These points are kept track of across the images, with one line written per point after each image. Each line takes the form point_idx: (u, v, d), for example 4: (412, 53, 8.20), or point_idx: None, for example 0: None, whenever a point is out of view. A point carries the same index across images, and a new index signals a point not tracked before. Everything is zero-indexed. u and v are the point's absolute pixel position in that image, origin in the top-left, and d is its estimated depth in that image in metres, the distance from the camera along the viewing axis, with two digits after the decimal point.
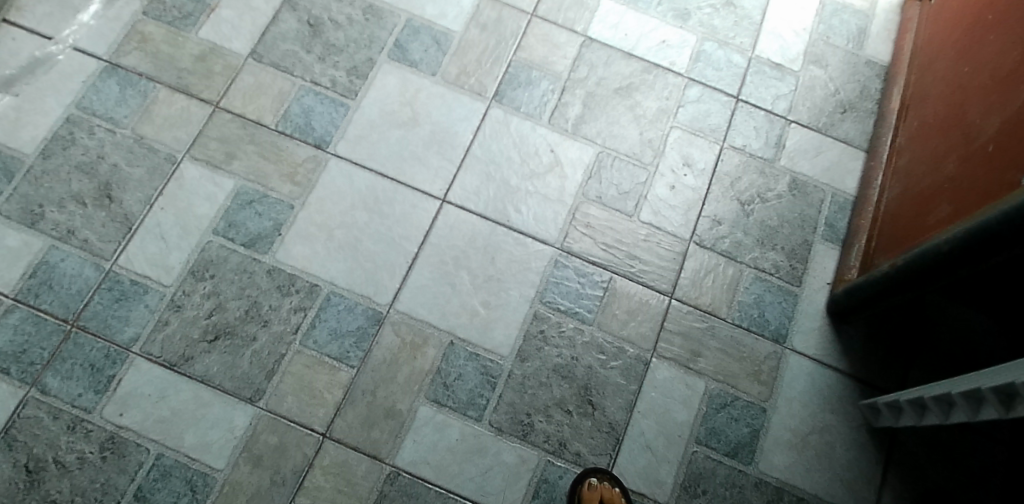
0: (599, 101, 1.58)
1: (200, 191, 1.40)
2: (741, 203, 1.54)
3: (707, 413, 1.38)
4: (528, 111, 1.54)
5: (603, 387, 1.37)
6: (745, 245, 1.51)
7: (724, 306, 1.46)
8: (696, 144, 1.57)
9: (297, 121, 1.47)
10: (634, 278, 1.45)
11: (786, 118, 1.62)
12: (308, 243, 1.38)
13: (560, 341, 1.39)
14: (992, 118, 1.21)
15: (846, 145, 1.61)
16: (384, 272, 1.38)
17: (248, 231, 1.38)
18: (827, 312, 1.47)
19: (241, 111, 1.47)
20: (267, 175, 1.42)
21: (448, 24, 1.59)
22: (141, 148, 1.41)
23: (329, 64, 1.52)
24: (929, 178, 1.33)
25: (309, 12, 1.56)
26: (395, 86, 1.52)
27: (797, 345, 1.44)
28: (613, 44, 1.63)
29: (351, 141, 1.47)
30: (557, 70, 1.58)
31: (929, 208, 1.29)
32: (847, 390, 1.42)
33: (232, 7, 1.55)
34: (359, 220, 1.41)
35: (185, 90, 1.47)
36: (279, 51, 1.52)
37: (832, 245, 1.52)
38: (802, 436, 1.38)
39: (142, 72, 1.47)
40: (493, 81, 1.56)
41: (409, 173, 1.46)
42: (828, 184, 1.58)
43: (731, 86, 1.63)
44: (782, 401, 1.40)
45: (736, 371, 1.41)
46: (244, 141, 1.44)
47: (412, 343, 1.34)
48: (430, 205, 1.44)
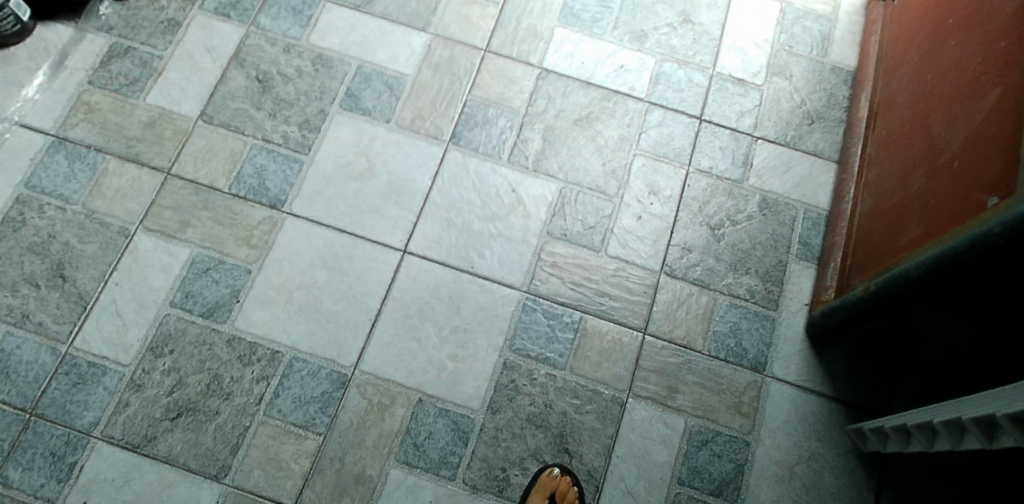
0: (559, 134, 1.54)
1: (156, 263, 1.38)
2: (711, 227, 1.49)
3: (688, 451, 1.34)
4: (486, 151, 1.51)
5: (580, 432, 1.33)
6: (718, 272, 1.46)
7: (699, 338, 1.42)
8: (660, 170, 1.53)
9: (250, 182, 1.44)
10: (604, 316, 1.41)
11: (752, 135, 1.58)
12: (267, 309, 1.36)
13: (533, 389, 1.35)
14: (955, 131, 1.16)
15: (816, 158, 1.57)
16: (347, 332, 1.36)
17: (206, 300, 1.36)
18: (806, 335, 1.42)
19: (194, 177, 1.44)
20: (223, 240, 1.40)
21: (400, 68, 1.56)
22: (92, 224, 1.39)
23: (280, 120, 1.49)
24: (898, 194, 1.28)
25: (258, 67, 1.53)
26: (349, 136, 1.49)
27: (777, 372, 1.40)
28: (570, 73, 1.59)
29: (306, 198, 1.44)
30: (514, 106, 1.55)
31: (899, 226, 1.24)
32: (833, 415, 1.37)
33: (178, 69, 1.52)
34: (319, 280, 1.39)
35: (135, 160, 1.44)
36: (229, 110, 1.49)
37: (808, 263, 1.48)
38: (788, 468, 1.34)
39: (91, 144, 1.45)
40: (448, 122, 1.52)
41: (368, 227, 1.43)
42: (800, 201, 1.53)
43: (694, 107, 1.59)
44: (766, 432, 1.36)
45: (716, 405, 1.37)
46: (198, 208, 1.42)
47: (379, 404, 1.32)
48: (390, 258, 1.41)
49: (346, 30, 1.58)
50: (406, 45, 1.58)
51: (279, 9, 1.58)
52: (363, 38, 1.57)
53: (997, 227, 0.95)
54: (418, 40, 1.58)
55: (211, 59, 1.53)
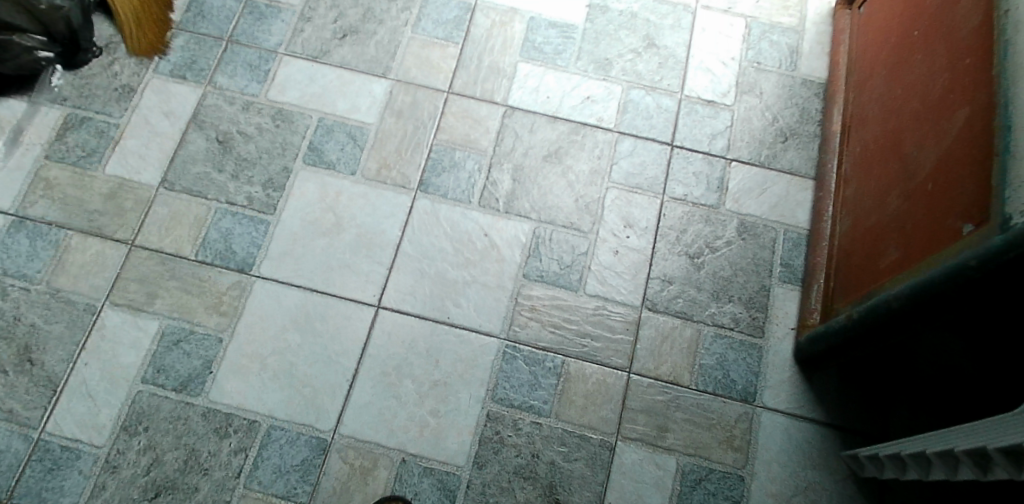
0: (529, 172, 1.50)
1: (125, 338, 1.35)
2: (690, 256, 1.46)
3: (682, 491, 1.31)
4: (456, 196, 1.48)
5: (569, 481, 1.30)
6: (701, 302, 1.42)
7: (686, 372, 1.38)
8: (635, 202, 1.49)
9: (217, 247, 1.42)
10: (587, 357, 1.38)
11: (726, 157, 1.54)
12: (241, 377, 1.34)
13: (518, 439, 1.32)
14: (927, 151, 1.12)
15: (793, 176, 1.53)
16: (325, 395, 1.33)
17: (178, 374, 1.33)
18: (794, 361, 1.39)
19: (158, 246, 1.42)
20: (192, 310, 1.38)
21: (362, 117, 1.53)
22: (57, 303, 1.37)
23: (243, 180, 1.47)
24: (876, 215, 1.25)
25: (217, 127, 1.52)
26: (314, 192, 1.47)
27: (768, 401, 1.36)
28: (536, 108, 1.56)
29: (274, 259, 1.42)
30: (481, 147, 1.52)
31: (879, 249, 1.20)
32: (827, 442, 1.34)
33: (137, 136, 1.50)
34: (292, 344, 1.36)
35: (98, 233, 1.43)
36: (191, 174, 1.48)
37: (792, 286, 1.44)
38: (786, 501, 1.30)
39: (51, 220, 1.43)
40: (415, 169, 1.49)
41: (340, 284, 1.41)
42: (780, 222, 1.49)
43: (665, 133, 1.56)
44: (760, 465, 1.32)
45: (707, 440, 1.34)
46: (164, 278, 1.40)
47: (362, 467, 1.29)
48: (364, 314, 1.38)
49: (305, 83, 1.56)
50: (367, 93, 1.56)
51: (234, 67, 1.57)
52: (322, 89, 1.56)
53: (971, 261, 0.91)
54: (379, 87, 1.56)
55: (168, 123, 1.52)
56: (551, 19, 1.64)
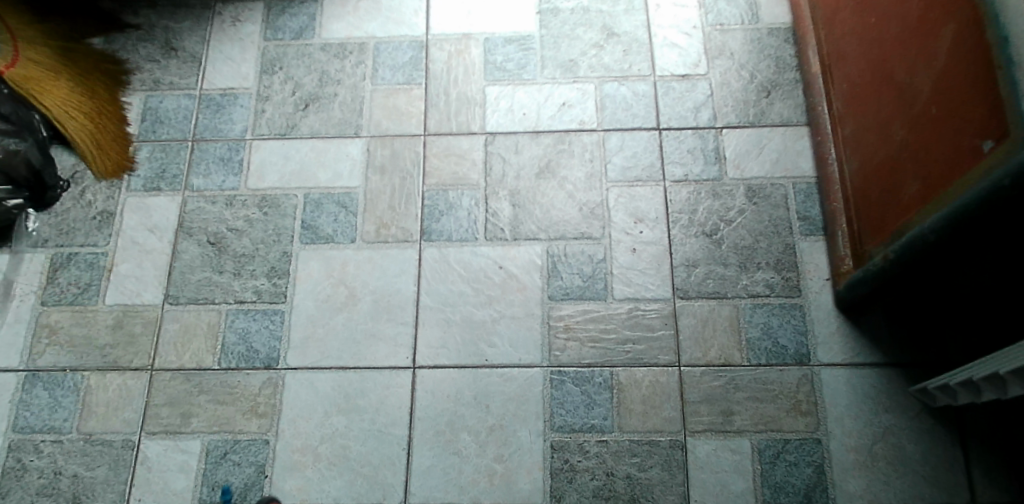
0: (526, 194, 1.48)
1: (171, 464, 1.32)
2: (707, 235, 1.43)
3: (764, 470, 1.27)
4: (461, 237, 1.45)
5: (650, 491, 1.27)
6: (730, 277, 1.40)
7: (735, 351, 1.35)
8: (638, 195, 1.47)
9: (237, 350, 1.39)
10: (634, 362, 1.35)
11: (714, 126, 1.52)
12: (298, 473, 1.30)
13: (589, 462, 1.29)
14: (920, 75, 1.10)
15: (786, 128, 1.51)
16: (385, 469, 1.30)
17: (233, 486, 1.30)
18: (838, 311, 1.36)
19: (180, 364, 1.39)
20: (231, 418, 1.34)
21: (347, 182, 1.50)
22: (93, 447, 1.33)
23: (245, 276, 1.44)
24: (885, 148, 1.22)
25: (206, 230, 1.48)
26: (319, 270, 1.44)
27: (823, 357, 1.34)
28: (516, 128, 1.53)
29: (298, 347, 1.38)
30: (472, 181, 1.49)
31: (898, 183, 1.18)
32: (893, 382, 1.31)
33: (128, 259, 1.47)
34: (339, 427, 1.33)
35: (116, 366, 1.39)
36: (192, 283, 1.44)
37: (816, 237, 1.42)
38: (869, 452, 1.27)
39: (65, 365, 1.39)
40: (414, 220, 1.46)
41: (370, 354, 1.37)
42: (785, 177, 1.47)
43: (649, 119, 1.53)
44: (834, 423, 1.29)
45: (775, 413, 1.31)
46: (194, 394, 1.36)
47: None
48: (402, 379, 1.35)
49: (281, 162, 1.53)
50: (345, 156, 1.52)
51: (206, 165, 1.54)
52: (299, 165, 1.52)
53: (1004, 178, 0.88)
54: (355, 147, 1.53)
55: (156, 238, 1.48)
56: (506, 35, 1.62)
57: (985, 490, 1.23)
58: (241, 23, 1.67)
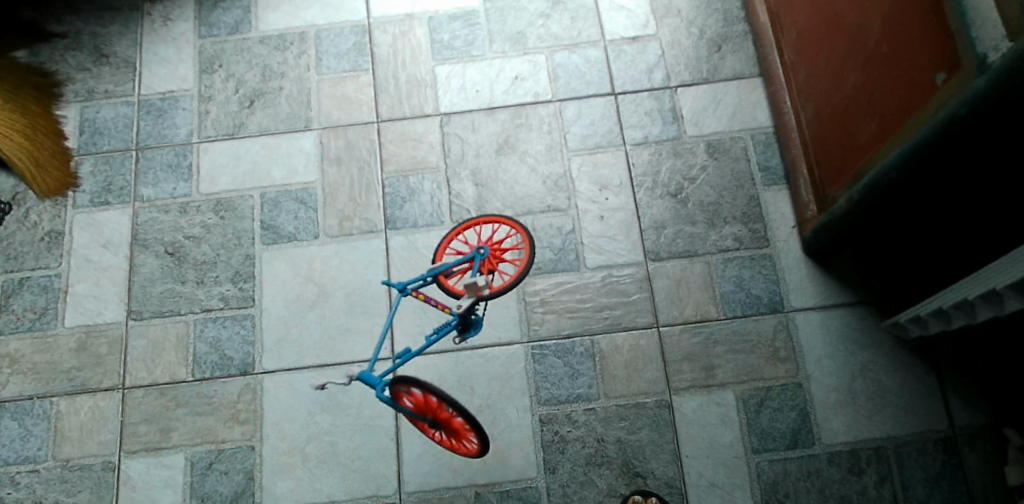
0: (488, 172, 1.46)
1: (156, 481, 1.29)
2: (672, 195, 1.44)
3: (749, 419, 1.30)
4: (427, 222, 1.42)
5: (641, 452, 1.28)
6: (699, 235, 1.41)
7: (711, 307, 1.36)
8: (601, 162, 1.46)
9: (211, 359, 1.35)
10: (613, 328, 1.35)
11: (669, 86, 1.51)
12: (288, 476, 1.29)
13: (579, 432, 1.30)
14: (868, 16, 1.11)
15: (739, 81, 1.51)
16: (376, 461, 1.29)
17: (223, 496, 1.28)
18: (807, 257, 1.38)
19: (152, 379, 1.34)
20: (212, 428, 1.31)
21: (303, 177, 1.46)
22: (71, 473, 1.29)
23: (210, 283, 1.40)
24: (838, 92, 1.24)
25: (162, 240, 1.43)
26: (286, 270, 1.40)
27: (796, 303, 1.36)
28: (471, 106, 1.50)
29: (273, 350, 1.35)
30: (432, 164, 1.46)
31: (854, 124, 1.20)
32: (865, 320, 1.34)
33: (84, 278, 1.41)
34: (325, 425, 1.31)
35: (85, 389, 1.34)
36: (155, 296, 1.39)
37: (778, 186, 1.43)
38: (848, 390, 1.31)
39: (31, 393, 1.34)
40: (377, 210, 1.43)
41: (347, 349, 1.35)
42: (743, 129, 1.48)
43: (603, 85, 1.52)
44: (813, 365, 1.32)
45: (755, 362, 1.33)
46: (171, 408, 1.33)
47: None
48: (383, 369, 1.34)
49: (232, 163, 1.48)
50: (299, 151, 1.48)
51: (155, 173, 1.48)
52: (252, 164, 1.48)
53: (960, 108, 0.90)
54: (308, 141, 1.49)
55: (110, 253, 1.42)
56: (450, 12, 1.58)
57: (961, 414, 1.28)
58: (173, 22, 1.60)
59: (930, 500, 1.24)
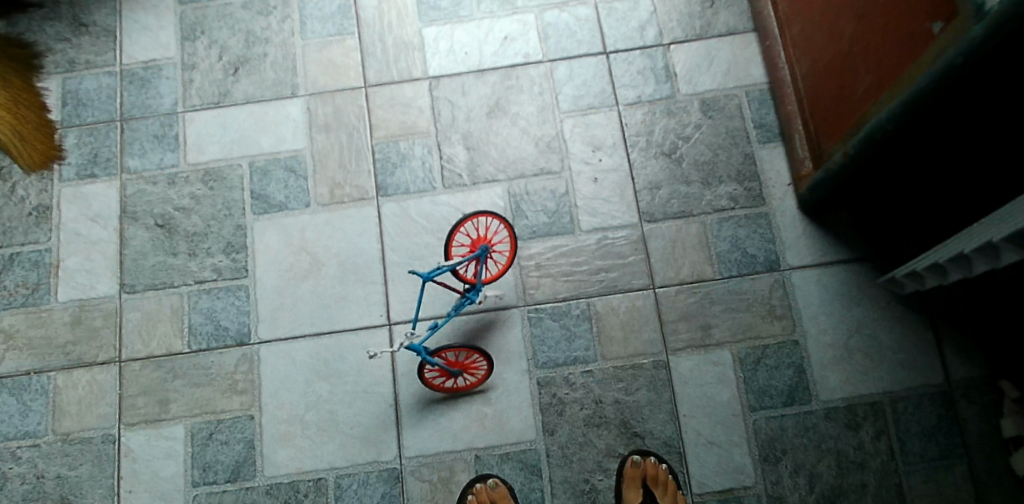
0: (479, 135, 1.44)
1: (157, 453, 1.30)
2: (667, 154, 1.42)
3: (746, 377, 1.30)
4: (419, 188, 1.41)
5: (639, 412, 1.29)
6: (694, 194, 1.39)
7: (707, 266, 1.36)
8: (593, 123, 1.44)
9: (206, 330, 1.35)
10: (609, 290, 1.35)
11: (662, 43, 1.48)
12: (288, 444, 1.29)
13: (577, 394, 1.30)
14: None
15: (734, 37, 1.48)
16: (376, 427, 1.30)
17: (225, 465, 1.29)
18: (803, 214, 1.37)
19: (148, 352, 1.34)
20: (211, 399, 1.32)
21: (292, 145, 1.44)
22: (72, 446, 1.30)
23: (202, 254, 1.39)
24: (834, 45, 1.22)
25: (151, 213, 1.41)
26: (278, 239, 1.39)
27: (792, 261, 1.35)
28: (460, 69, 1.47)
29: (268, 320, 1.35)
30: (422, 129, 1.44)
31: (851, 77, 1.18)
32: (861, 277, 1.34)
33: (74, 252, 1.39)
34: (323, 393, 1.32)
35: (81, 363, 1.34)
36: (147, 269, 1.38)
37: (774, 143, 1.41)
38: (845, 346, 1.31)
39: (27, 369, 1.34)
40: (367, 177, 1.42)
41: (343, 317, 1.35)
42: (738, 86, 1.45)
43: (595, 43, 1.48)
44: (809, 322, 1.32)
45: (752, 321, 1.33)
46: (169, 380, 1.33)
47: (441, 480, 1.27)
48: (380, 337, 1.33)
49: (219, 133, 1.45)
50: (286, 118, 1.46)
51: (141, 144, 1.45)
52: (239, 133, 1.45)
53: (957, 57, 0.89)
54: (295, 108, 1.46)
55: (100, 227, 1.41)
56: None
57: (957, 367, 1.29)
58: None
59: (926, 452, 1.26)
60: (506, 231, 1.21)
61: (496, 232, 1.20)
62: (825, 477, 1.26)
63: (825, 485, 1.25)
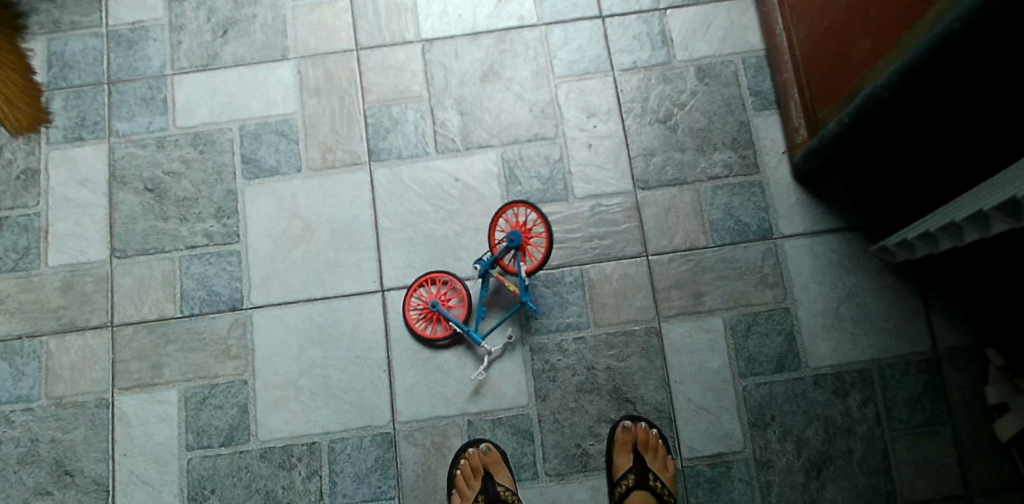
0: (473, 101, 1.42)
1: (151, 417, 1.30)
2: (661, 121, 1.41)
3: (737, 344, 1.31)
4: (412, 153, 1.39)
5: (631, 378, 1.30)
6: (689, 162, 1.39)
7: (700, 234, 1.36)
8: (588, 88, 1.42)
9: (198, 296, 1.34)
10: (602, 258, 1.35)
11: (658, 8, 1.45)
12: (282, 409, 1.30)
13: (569, 360, 1.31)
14: None
15: (731, 2, 1.46)
16: (369, 392, 1.31)
17: (219, 430, 1.30)
18: (796, 183, 1.37)
19: (140, 317, 1.34)
20: (204, 364, 1.32)
21: (283, 109, 1.42)
22: (66, 410, 1.30)
23: (193, 220, 1.38)
24: (832, 10, 1.20)
25: (141, 177, 1.40)
26: (270, 205, 1.38)
27: (785, 230, 1.35)
28: (453, 32, 1.45)
29: (261, 285, 1.35)
30: (415, 93, 1.42)
31: (847, 43, 1.17)
32: (853, 246, 1.34)
33: (64, 217, 1.38)
34: (316, 359, 1.32)
35: (73, 328, 1.33)
36: (138, 234, 1.37)
37: (769, 111, 1.40)
38: (835, 314, 1.32)
39: (19, 333, 1.33)
40: (359, 141, 1.40)
41: (335, 283, 1.34)
42: (734, 53, 1.43)
43: (590, 7, 1.46)
44: (801, 291, 1.33)
45: (744, 289, 1.33)
46: (161, 345, 1.33)
47: (434, 444, 1.29)
48: (372, 303, 1.34)
49: (209, 96, 1.43)
50: (277, 82, 1.43)
51: (129, 107, 1.43)
52: (229, 96, 1.43)
53: (956, 22, 0.88)
54: (286, 71, 1.44)
55: (89, 191, 1.39)
56: None
57: (945, 335, 1.30)
58: None
59: (912, 419, 1.28)
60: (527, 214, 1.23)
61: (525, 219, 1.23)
62: (813, 443, 1.28)
63: (812, 450, 1.27)
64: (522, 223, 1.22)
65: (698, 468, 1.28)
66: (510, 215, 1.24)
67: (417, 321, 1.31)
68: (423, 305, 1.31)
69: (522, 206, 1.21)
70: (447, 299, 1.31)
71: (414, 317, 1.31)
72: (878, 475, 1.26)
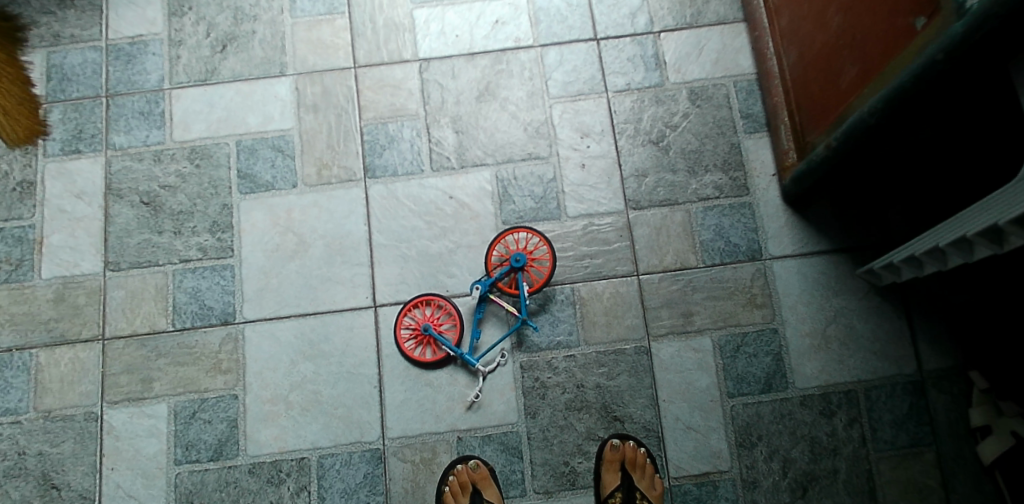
0: (468, 119, 1.44)
1: (140, 431, 1.30)
2: (654, 143, 1.43)
3: (726, 364, 1.32)
4: (407, 170, 1.41)
5: (620, 397, 1.31)
6: (680, 183, 1.41)
7: (690, 255, 1.37)
8: (583, 109, 1.44)
9: (191, 309, 1.35)
10: (594, 276, 1.36)
11: (652, 31, 1.48)
12: (272, 423, 1.30)
13: (559, 378, 1.32)
14: None
15: (724, 27, 1.48)
16: (359, 409, 1.31)
17: (208, 444, 1.30)
18: (786, 205, 1.39)
19: (132, 330, 1.34)
20: (195, 379, 1.32)
21: (279, 125, 1.43)
22: (55, 423, 1.30)
23: (187, 233, 1.38)
24: (821, 36, 1.22)
25: (136, 190, 1.41)
26: (264, 219, 1.39)
27: (774, 251, 1.37)
28: (451, 52, 1.47)
29: (254, 299, 1.35)
30: (412, 111, 1.44)
31: (836, 69, 1.19)
32: (841, 269, 1.36)
33: (58, 230, 1.39)
34: (308, 374, 1.32)
35: (64, 340, 1.34)
36: (132, 247, 1.38)
37: (760, 134, 1.43)
38: (823, 335, 1.33)
39: (9, 346, 1.34)
40: (355, 158, 1.42)
41: (328, 298, 1.35)
42: (726, 76, 1.46)
43: (586, 29, 1.48)
44: (788, 311, 1.34)
45: (733, 309, 1.35)
46: (152, 359, 1.33)
47: (423, 460, 1.29)
48: (365, 319, 1.34)
49: (206, 110, 1.44)
50: (274, 97, 1.45)
51: (126, 121, 1.44)
52: (226, 111, 1.44)
53: (938, 54, 0.91)
54: (283, 87, 1.45)
55: (84, 204, 1.40)
56: None
57: (930, 358, 1.31)
58: None
59: (897, 440, 1.29)
60: (529, 237, 1.34)
61: (526, 242, 1.34)
62: (799, 463, 1.28)
63: (798, 470, 1.28)
64: (526, 246, 1.33)
65: (685, 487, 1.28)
66: (510, 242, 1.34)
67: (408, 343, 1.32)
68: (415, 326, 1.33)
69: (523, 232, 1.34)
70: (439, 323, 1.33)
71: (408, 341, 1.32)
72: (863, 496, 1.27)
